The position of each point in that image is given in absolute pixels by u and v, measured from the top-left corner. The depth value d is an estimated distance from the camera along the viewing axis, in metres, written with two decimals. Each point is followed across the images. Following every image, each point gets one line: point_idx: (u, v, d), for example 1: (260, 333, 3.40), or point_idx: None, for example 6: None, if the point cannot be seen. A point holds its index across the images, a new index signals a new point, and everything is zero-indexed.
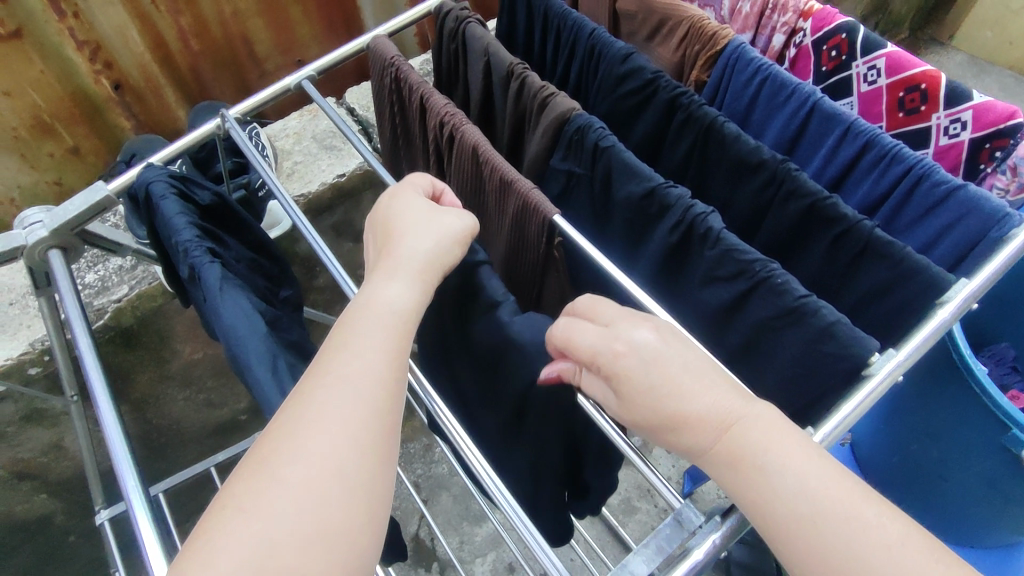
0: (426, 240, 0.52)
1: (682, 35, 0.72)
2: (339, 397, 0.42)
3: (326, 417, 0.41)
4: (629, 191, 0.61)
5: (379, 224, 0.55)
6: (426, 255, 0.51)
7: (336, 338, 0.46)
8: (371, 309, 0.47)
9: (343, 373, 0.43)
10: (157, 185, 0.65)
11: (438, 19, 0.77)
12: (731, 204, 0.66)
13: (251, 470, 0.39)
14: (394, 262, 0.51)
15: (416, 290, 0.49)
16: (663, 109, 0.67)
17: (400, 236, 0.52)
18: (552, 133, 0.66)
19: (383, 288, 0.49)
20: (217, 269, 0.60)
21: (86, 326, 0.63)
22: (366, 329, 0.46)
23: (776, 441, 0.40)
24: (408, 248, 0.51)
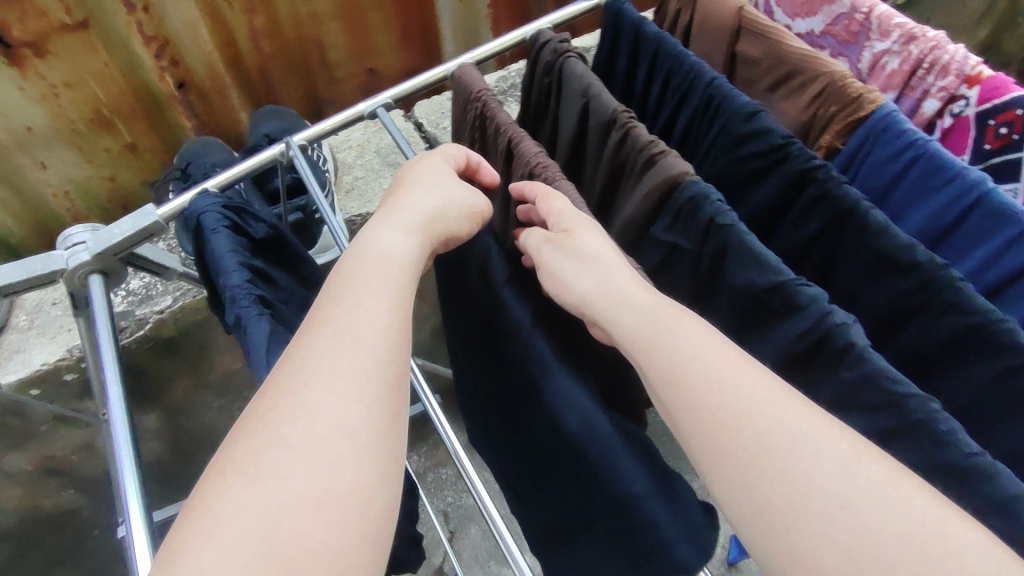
0: (433, 196, 0.53)
1: (814, 92, 0.62)
2: (337, 354, 0.42)
3: (327, 376, 0.41)
4: (748, 280, 0.52)
5: (396, 179, 0.56)
6: (435, 202, 0.52)
7: (331, 296, 0.46)
8: (370, 263, 0.48)
9: (341, 327, 0.44)
10: (209, 217, 0.59)
11: (534, 50, 0.69)
12: (857, 299, 0.56)
13: (256, 430, 0.40)
14: (395, 218, 0.51)
15: (416, 244, 0.50)
16: (790, 181, 0.57)
17: (409, 190, 0.54)
18: (657, 197, 0.57)
19: (383, 241, 0.50)
20: (265, 324, 0.53)
21: (115, 340, 0.58)
22: (364, 283, 0.47)
23: (686, 331, 0.46)
24: (412, 201, 0.52)
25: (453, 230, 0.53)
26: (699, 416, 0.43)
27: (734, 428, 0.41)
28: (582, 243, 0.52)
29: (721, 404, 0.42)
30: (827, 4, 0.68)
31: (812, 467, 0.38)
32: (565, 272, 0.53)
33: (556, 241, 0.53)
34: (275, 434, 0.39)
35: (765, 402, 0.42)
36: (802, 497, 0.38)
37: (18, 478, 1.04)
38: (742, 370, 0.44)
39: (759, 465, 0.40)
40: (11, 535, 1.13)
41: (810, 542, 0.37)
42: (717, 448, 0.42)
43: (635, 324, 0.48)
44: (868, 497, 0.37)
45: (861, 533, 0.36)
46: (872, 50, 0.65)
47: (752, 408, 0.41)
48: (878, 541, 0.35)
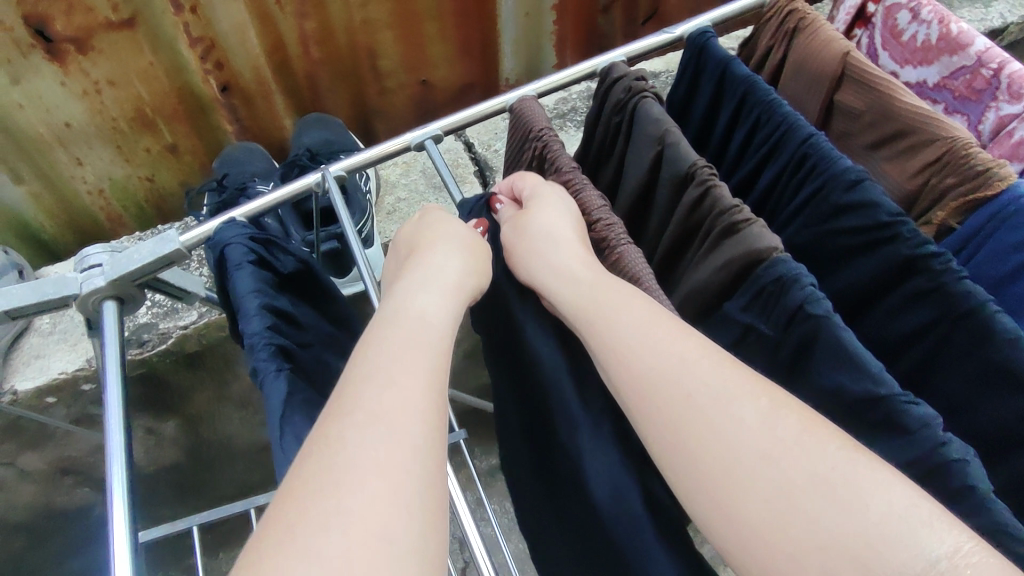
0: (458, 261, 0.48)
1: (927, 159, 0.53)
2: (370, 416, 0.36)
3: (360, 443, 0.35)
4: (843, 386, 0.44)
5: (403, 246, 0.51)
6: (461, 269, 0.47)
7: (355, 358, 0.40)
8: (407, 332, 0.41)
9: (374, 408, 0.36)
10: (234, 250, 0.53)
11: (605, 85, 0.62)
12: (961, 411, 0.48)
13: (270, 542, 0.32)
14: (426, 279, 0.46)
15: (453, 306, 0.45)
16: (895, 266, 0.48)
17: (429, 250, 0.48)
18: (735, 270, 0.49)
19: (415, 303, 0.44)
20: (282, 383, 0.47)
21: (121, 375, 0.53)
22: (399, 355, 0.39)
23: (625, 306, 0.43)
24: (437, 263, 0.47)
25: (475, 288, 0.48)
26: (634, 381, 0.40)
27: (668, 396, 0.39)
28: (537, 221, 0.50)
29: (655, 373, 0.39)
30: (946, 55, 0.59)
31: (737, 426, 0.36)
32: (522, 251, 0.50)
33: (517, 223, 0.51)
34: (304, 515, 0.32)
35: (694, 366, 0.39)
36: (727, 454, 0.36)
37: (35, 475, 1.02)
38: (678, 340, 0.40)
39: (688, 427, 0.37)
40: (25, 528, 1.12)
41: (736, 499, 0.35)
42: (653, 418, 0.39)
43: (575, 291, 0.46)
44: (790, 452, 0.34)
45: (782, 487, 0.34)
46: (998, 111, 0.56)
47: (684, 374, 0.39)
48: (798, 498, 0.33)
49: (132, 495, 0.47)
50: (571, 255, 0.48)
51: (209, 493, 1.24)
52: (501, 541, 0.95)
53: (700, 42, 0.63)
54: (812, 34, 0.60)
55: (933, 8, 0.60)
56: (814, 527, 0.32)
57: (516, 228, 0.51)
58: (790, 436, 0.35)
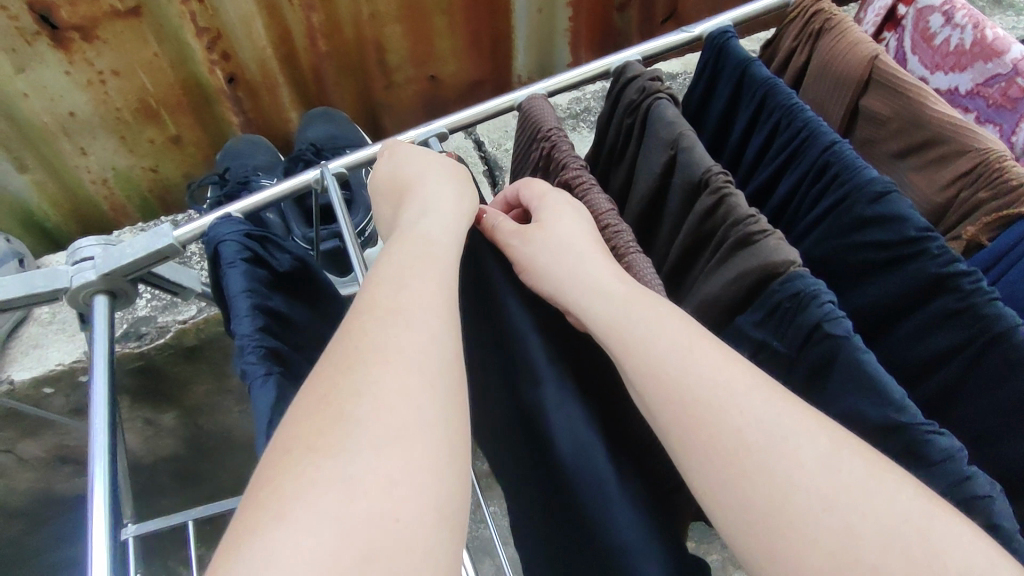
0: (449, 189, 0.47)
1: (958, 171, 0.50)
2: (387, 396, 0.34)
3: (376, 425, 0.33)
4: (862, 413, 0.41)
5: (398, 175, 0.49)
6: (466, 198, 0.47)
7: (362, 323, 0.37)
8: (417, 269, 0.40)
9: (387, 341, 0.36)
10: (227, 247, 0.52)
11: (618, 85, 0.60)
12: (988, 441, 0.46)
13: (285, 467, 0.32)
14: (430, 211, 0.44)
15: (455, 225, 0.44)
16: (921, 285, 0.45)
17: (423, 183, 0.47)
18: (748, 284, 0.47)
19: (422, 251, 0.41)
20: (271, 388, 0.45)
21: (110, 371, 0.51)
22: (410, 290, 0.39)
23: (663, 324, 0.39)
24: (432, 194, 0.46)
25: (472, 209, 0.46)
26: (677, 409, 0.37)
27: (716, 430, 0.35)
28: (554, 232, 0.46)
29: (706, 401, 0.36)
30: (981, 61, 0.56)
31: (796, 467, 0.33)
32: (539, 262, 0.46)
33: (525, 232, 0.47)
34: (312, 494, 0.30)
35: (747, 400, 0.36)
36: (783, 496, 0.33)
37: (33, 463, 1.01)
38: (725, 366, 0.37)
39: (741, 466, 0.34)
40: (23, 513, 1.12)
41: (796, 545, 0.32)
42: (694, 447, 0.36)
43: (605, 310, 0.42)
44: (857, 497, 0.32)
45: (849, 534, 0.31)
46: None
47: (734, 407, 0.36)
48: (868, 547, 0.31)
49: (114, 493, 0.45)
50: (603, 270, 0.44)
51: (207, 484, 1.23)
52: (497, 543, 0.91)
53: (719, 42, 0.61)
54: (837, 36, 0.57)
55: (968, 11, 0.57)
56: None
57: (525, 238, 0.47)
58: (855, 480, 0.33)
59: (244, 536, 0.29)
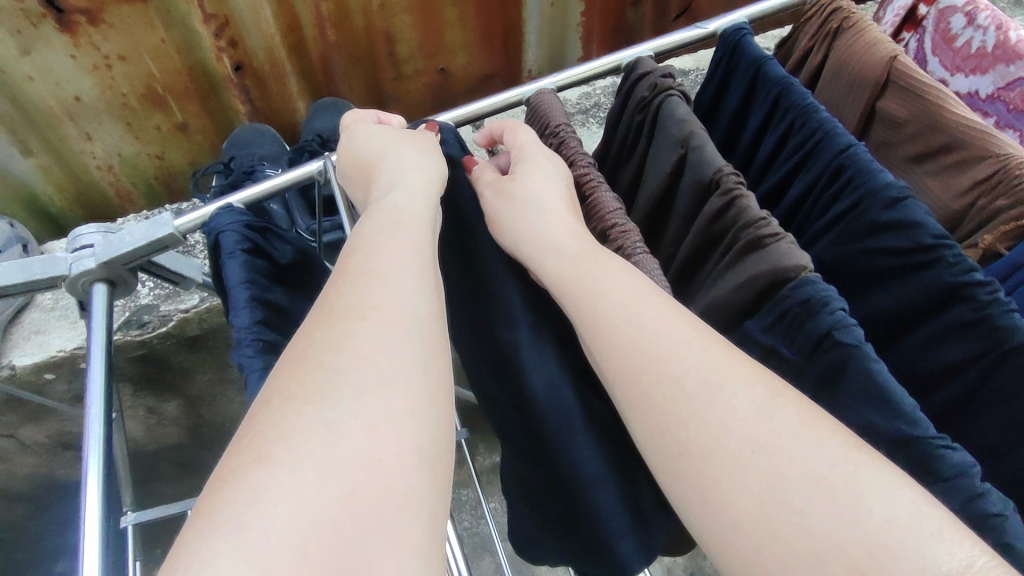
0: (415, 155, 0.46)
1: (976, 178, 0.49)
2: (364, 345, 0.33)
3: (355, 372, 0.32)
4: (870, 424, 0.40)
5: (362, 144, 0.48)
6: (435, 168, 0.46)
7: (336, 284, 0.37)
8: (398, 235, 0.39)
9: (368, 304, 0.35)
10: (226, 237, 0.51)
11: (629, 82, 0.58)
12: (1000, 456, 0.45)
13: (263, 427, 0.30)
14: (407, 174, 0.44)
15: (431, 190, 0.44)
16: (935, 294, 0.44)
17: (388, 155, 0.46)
18: (757, 287, 0.45)
19: (399, 213, 0.41)
20: (268, 381, 0.45)
21: (108, 359, 0.51)
22: (395, 255, 0.38)
23: (613, 280, 0.39)
24: (399, 165, 0.45)
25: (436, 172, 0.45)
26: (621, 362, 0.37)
27: (657, 379, 0.35)
28: (522, 187, 0.45)
29: (652, 351, 0.36)
30: (1003, 64, 0.54)
31: (727, 417, 0.32)
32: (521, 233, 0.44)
33: (501, 186, 0.47)
34: (291, 441, 0.30)
35: (685, 348, 0.35)
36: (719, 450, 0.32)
37: (35, 449, 1.01)
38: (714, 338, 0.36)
39: (677, 417, 0.34)
40: (26, 497, 1.12)
41: (725, 493, 0.31)
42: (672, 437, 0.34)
43: (561, 273, 0.41)
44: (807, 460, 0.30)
45: (772, 479, 0.30)
46: None
47: (672, 357, 0.35)
48: (788, 493, 0.30)
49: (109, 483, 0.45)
50: (558, 227, 0.43)
51: (208, 474, 1.23)
52: (495, 541, 0.90)
53: (734, 39, 0.59)
54: (856, 36, 0.56)
55: (991, 13, 0.55)
56: (801, 522, 0.29)
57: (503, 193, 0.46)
58: (786, 429, 0.31)
59: (225, 487, 0.28)
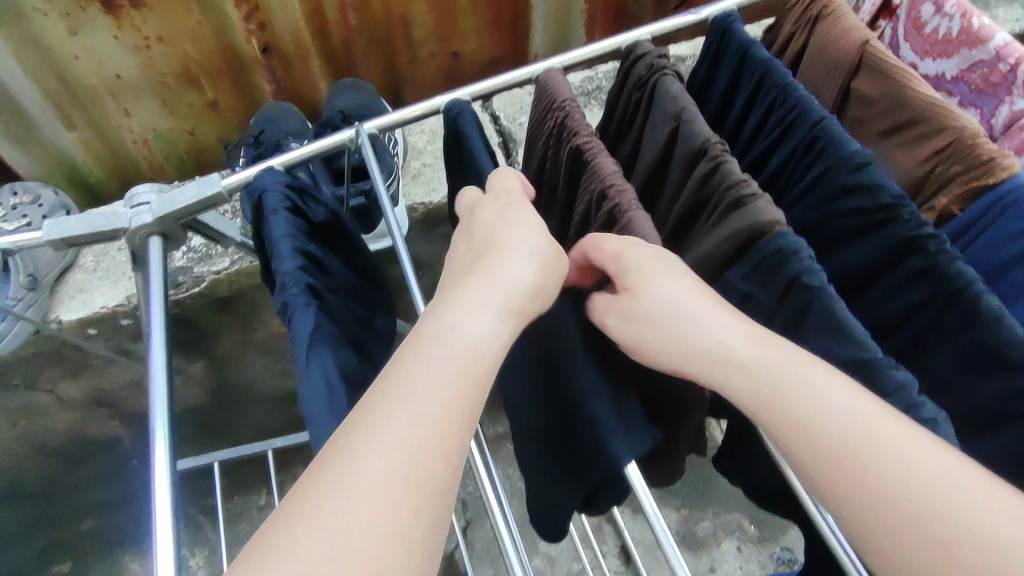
0: (532, 268, 0.46)
1: (935, 148, 0.55)
2: (390, 446, 0.36)
3: (332, 531, 0.33)
4: (829, 351, 0.47)
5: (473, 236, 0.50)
6: (529, 281, 0.45)
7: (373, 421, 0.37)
8: (454, 349, 0.40)
9: (406, 406, 0.37)
10: (271, 196, 0.58)
11: (628, 61, 0.65)
12: (948, 388, 0.51)
13: (304, 510, 0.34)
14: (467, 301, 0.43)
15: (491, 326, 0.42)
16: (894, 247, 0.51)
17: (493, 253, 0.47)
18: (737, 242, 0.52)
19: (443, 356, 0.40)
20: (311, 316, 0.51)
21: (164, 307, 0.57)
22: (443, 368, 0.39)
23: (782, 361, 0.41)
24: (501, 268, 0.45)
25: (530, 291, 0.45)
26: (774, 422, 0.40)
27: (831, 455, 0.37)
28: (647, 300, 0.46)
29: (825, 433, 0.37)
30: (966, 48, 0.60)
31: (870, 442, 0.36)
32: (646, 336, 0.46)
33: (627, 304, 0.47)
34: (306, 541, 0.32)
35: (874, 430, 0.37)
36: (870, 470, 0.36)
37: (73, 404, 1.09)
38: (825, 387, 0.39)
39: (859, 487, 0.35)
40: (62, 453, 1.21)
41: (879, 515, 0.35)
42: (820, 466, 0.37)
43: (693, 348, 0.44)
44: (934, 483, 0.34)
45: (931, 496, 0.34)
46: (1012, 106, 0.58)
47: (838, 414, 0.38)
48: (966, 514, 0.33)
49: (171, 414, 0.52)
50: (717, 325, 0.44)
51: (228, 434, 1.32)
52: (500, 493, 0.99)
53: (723, 25, 0.65)
54: (833, 21, 0.62)
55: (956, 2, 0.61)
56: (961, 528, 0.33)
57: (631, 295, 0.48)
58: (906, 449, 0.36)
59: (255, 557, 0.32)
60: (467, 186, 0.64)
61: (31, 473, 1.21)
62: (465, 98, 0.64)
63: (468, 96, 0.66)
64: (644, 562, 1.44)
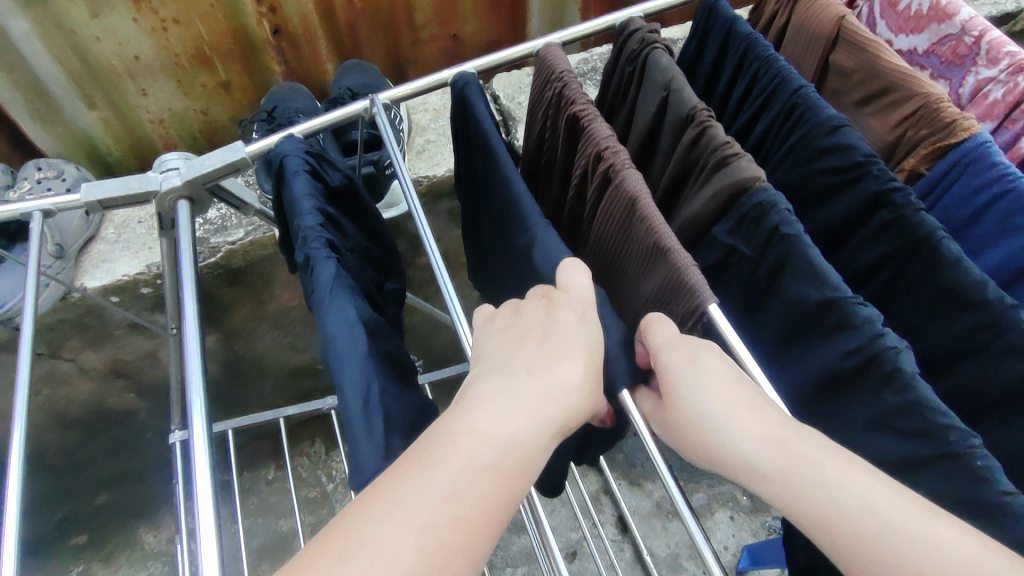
0: (589, 380, 0.42)
1: (905, 113, 0.60)
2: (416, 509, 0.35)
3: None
4: (804, 293, 0.52)
5: (548, 309, 0.46)
6: (579, 401, 0.41)
7: (395, 515, 0.34)
8: (498, 446, 0.38)
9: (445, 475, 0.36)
10: (292, 160, 0.62)
11: (621, 36, 0.69)
12: (916, 331, 0.56)
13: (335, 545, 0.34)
14: (528, 397, 0.40)
15: (537, 443, 0.39)
16: (866, 201, 0.55)
17: (562, 345, 0.43)
18: (722, 199, 0.57)
19: (483, 466, 0.37)
20: (332, 266, 0.56)
21: (194, 268, 0.62)
22: (486, 456, 0.37)
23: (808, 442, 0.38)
24: (566, 374, 0.41)
25: (580, 413, 0.41)
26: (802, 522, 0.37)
27: (868, 561, 0.34)
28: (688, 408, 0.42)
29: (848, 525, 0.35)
30: (935, 23, 0.65)
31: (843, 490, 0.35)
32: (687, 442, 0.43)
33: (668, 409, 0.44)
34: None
35: (876, 503, 0.35)
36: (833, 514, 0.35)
37: (91, 374, 1.14)
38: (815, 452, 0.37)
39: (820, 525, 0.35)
40: (80, 425, 1.25)
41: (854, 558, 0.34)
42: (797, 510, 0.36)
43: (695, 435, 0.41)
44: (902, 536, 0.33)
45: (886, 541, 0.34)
46: (977, 76, 0.63)
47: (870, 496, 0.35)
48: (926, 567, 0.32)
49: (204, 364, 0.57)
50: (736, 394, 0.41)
51: (239, 408, 1.36)
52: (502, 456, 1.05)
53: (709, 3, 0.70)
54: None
55: None
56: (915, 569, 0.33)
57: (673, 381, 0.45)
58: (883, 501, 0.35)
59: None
60: (472, 153, 0.69)
61: (51, 446, 1.26)
62: (471, 71, 0.69)
63: (473, 68, 0.70)
64: (640, 530, 1.49)
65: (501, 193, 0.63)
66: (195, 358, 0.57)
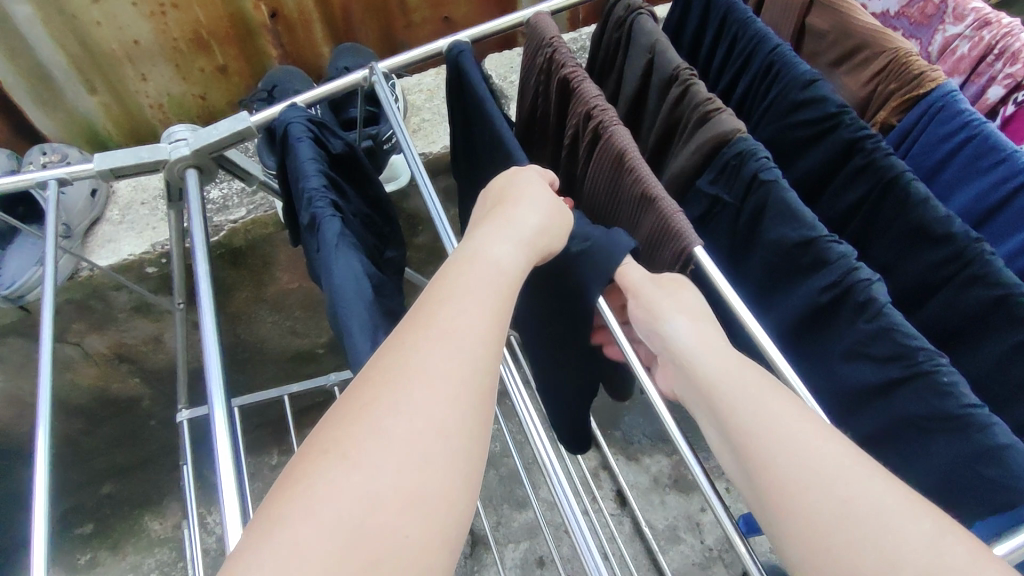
0: (540, 214, 0.51)
1: (876, 69, 0.63)
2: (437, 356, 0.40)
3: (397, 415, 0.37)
4: (781, 234, 0.55)
5: (491, 196, 0.55)
6: (537, 226, 0.50)
7: (415, 357, 0.40)
8: (478, 270, 0.46)
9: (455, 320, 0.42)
10: (295, 127, 0.65)
11: (607, 5, 0.72)
12: (890, 270, 0.59)
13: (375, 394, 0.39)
14: (487, 236, 0.49)
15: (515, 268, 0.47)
16: (840, 148, 0.59)
17: (511, 204, 0.52)
18: (706, 152, 0.60)
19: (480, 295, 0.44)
20: (337, 224, 0.59)
21: (204, 235, 0.64)
22: (473, 288, 0.45)
23: (798, 433, 0.41)
24: (518, 216, 0.50)
25: (540, 236, 0.50)
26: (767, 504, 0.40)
27: (815, 512, 0.38)
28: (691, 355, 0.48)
29: (810, 500, 0.38)
30: None
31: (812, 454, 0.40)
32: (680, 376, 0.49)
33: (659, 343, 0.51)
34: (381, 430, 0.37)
35: (843, 472, 0.39)
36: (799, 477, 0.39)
37: (96, 359, 1.16)
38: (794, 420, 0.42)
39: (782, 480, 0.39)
40: (85, 412, 1.28)
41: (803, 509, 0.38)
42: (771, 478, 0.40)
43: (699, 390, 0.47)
44: (860, 500, 0.37)
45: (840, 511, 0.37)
46: (945, 34, 0.66)
47: (839, 480, 0.38)
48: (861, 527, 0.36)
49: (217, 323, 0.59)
50: (744, 390, 0.45)
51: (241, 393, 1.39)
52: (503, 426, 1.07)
53: None
54: None
55: None
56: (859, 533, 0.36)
57: (667, 347, 0.50)
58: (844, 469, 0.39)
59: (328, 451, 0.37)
60: (468, 119, 0.72)
61: (56, 433, 1.28)
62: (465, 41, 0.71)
63: (466, 37, 0.73)
64: (639, 504, 1.52)
65: (497, 155, 0.66)
66: (207, 315, 0.60)
